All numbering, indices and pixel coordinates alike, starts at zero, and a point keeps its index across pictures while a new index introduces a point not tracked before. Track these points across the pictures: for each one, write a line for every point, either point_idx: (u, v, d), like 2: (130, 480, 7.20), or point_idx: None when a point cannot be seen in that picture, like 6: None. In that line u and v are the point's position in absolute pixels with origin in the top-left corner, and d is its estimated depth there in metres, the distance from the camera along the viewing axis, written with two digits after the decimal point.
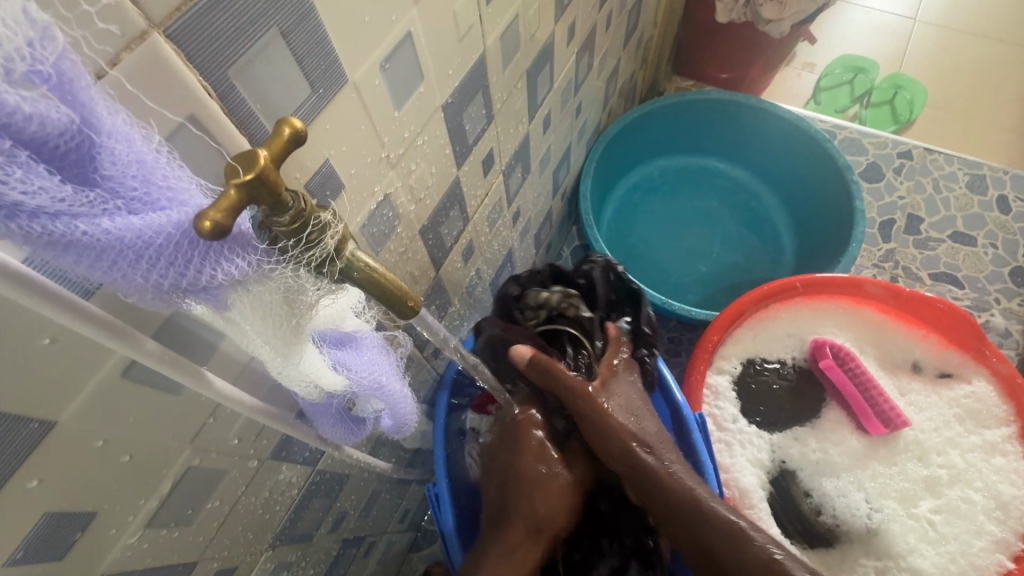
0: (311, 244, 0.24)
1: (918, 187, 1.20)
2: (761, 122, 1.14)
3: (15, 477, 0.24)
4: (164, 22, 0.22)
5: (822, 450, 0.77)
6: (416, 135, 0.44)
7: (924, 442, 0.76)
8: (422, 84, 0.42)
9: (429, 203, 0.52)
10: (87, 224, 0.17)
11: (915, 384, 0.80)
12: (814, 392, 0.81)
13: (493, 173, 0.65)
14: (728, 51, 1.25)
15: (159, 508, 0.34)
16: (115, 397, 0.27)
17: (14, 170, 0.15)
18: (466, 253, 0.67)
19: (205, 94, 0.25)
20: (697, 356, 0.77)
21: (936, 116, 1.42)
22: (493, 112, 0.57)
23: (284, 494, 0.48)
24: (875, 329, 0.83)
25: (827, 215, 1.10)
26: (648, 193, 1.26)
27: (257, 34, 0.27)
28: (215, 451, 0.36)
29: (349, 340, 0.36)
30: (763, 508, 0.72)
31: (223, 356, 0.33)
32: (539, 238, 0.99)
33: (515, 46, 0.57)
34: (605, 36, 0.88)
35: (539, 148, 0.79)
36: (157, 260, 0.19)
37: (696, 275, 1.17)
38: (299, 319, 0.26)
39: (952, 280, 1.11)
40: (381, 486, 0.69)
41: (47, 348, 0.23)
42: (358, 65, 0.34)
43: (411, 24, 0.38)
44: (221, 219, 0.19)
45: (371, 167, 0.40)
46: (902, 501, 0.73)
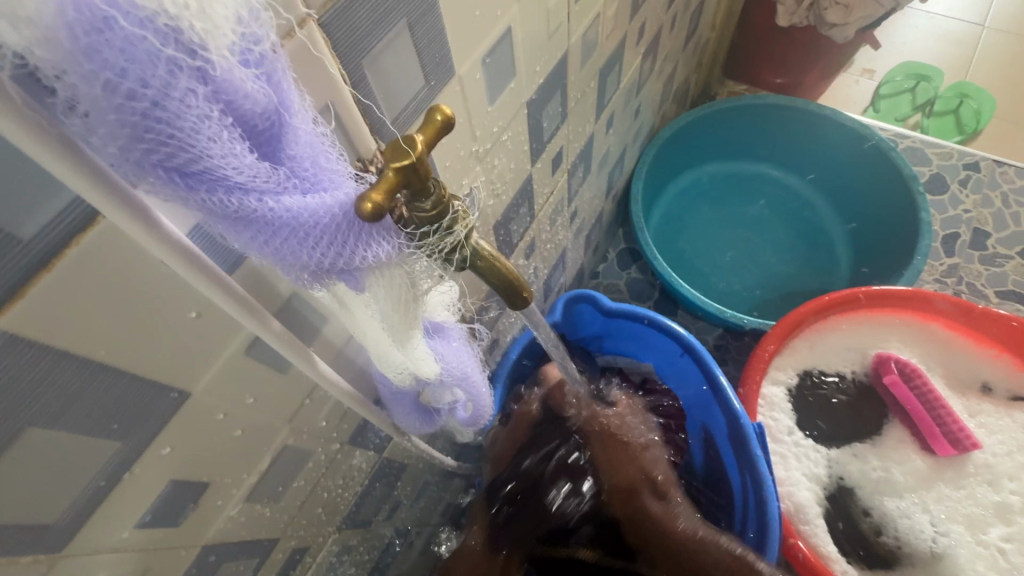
0: (446, 231, 0.24)
1: (985, 201, 1.15)
2: (821, 128, 1.11)
3: (152, 445, 0.25)
4: (320, 11, 0.23)
5: (884, 468, 0.74)
6: (502, 131, 0.45)
7: (995, 466, 0.73)
8: (514, 80, 0.42)
9: (504, 198, 0.52)
10: (271, 201, 0.18)
11: (984, 406, 0.77)
12: (875, 408, 0.78)
13: (559, 172, 0.65)
14: (786, 56, 1.22)
15: (257, 483, 0.35)
16: (238, 372, 0.28)
17: (228, 147, 0.16)
18: (528, 251, 0.67)
19: (342, 82, 0.26)
20: (753, 365, 0.75)
21: (1002, 128, 1.36)
22: (567, 110, 0.58)
23: (354, 478, 0.49)
24: (942, 346, 0.80)
25: (888, 226, 1.06)
26: (697, 198, 1.24)
27: (389, 27, 0.27)
28: (306, 432, 0.37)
29: (440, 328, 0.36)
30: (819, 525, 0.70)
31: (325, 339, 0.34)
32: (589, 239, 0.99)
33: (593, 46, 0.57)
34: (668, 38, 0.87)
35: (601, 148, 0.79)
36: (321, 239, 0.20)
37: (745, 283, 1.14)
38: (418, 305, 0.27)
39: (1020, 299, 1.06)
40: (432, 479, 0.70)
41: (193, 322, 0.24)
42: (464, 59, 0.35)
43: (511, 20, 0.38)
44: (381, 201, 0.20)
45: (463, 160, 0.41)
46: (969, 526, 0.70)
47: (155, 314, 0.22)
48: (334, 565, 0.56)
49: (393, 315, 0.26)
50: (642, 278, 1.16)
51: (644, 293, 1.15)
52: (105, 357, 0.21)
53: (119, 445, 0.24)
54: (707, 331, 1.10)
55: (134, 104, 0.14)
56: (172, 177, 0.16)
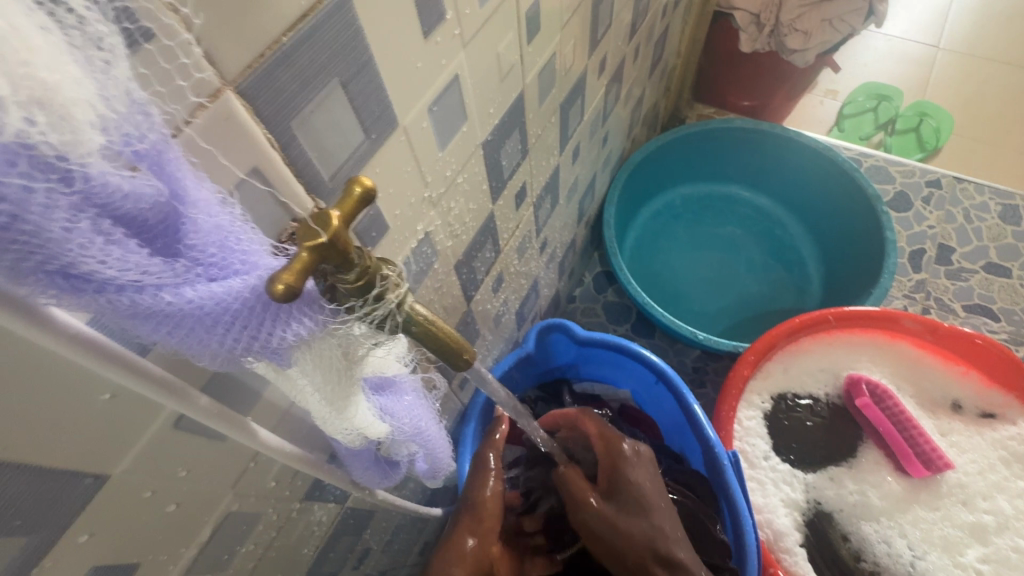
0: (376, 301, 0.24)
1: (948, 216, 1.18)
2: (787, 150, 1.13)
3: (65, 535, 0.24)
4: (237, 79, 0.22)
5: (860, 492, 0.74)
6: (456, 173, 0.44)
7: (969, 486, 0.73)
8: (464, 124, 0.42)
9: (465, 237, 0.52)
10: (170, 294, 0.18)
11: (956, 424, 0.77)
12: (848, 430, 0.78)
13: (524, 205, 0.65)
14: (751, 80, 1.26)
15: (198, 555, 0.33)
16: (164, 448, 0.27)
17: (110, 247, 0.16)
18: (496, 283, 0.67)
19: (268, 145, 0.25)
20: (728, 389, 0.75)
21: (960, 145, 1.41)
22: (528, 147, 0.58)
23: (313, 533, 0.47)
24: (912, 365, 0.81)
25: (854, 247, 1.08)
26: (670, 220, 1.25)
27: (319, 86, 0.27)
28: (252, 495, 0.36)
29: (389, 385, 0.35)
30: (798, 553, 0.70)
31: (266, 405, 0.33)
32: (562, 264, 0.99)
33: (552, 82, 0.57)
34: (633, 67, 0.89)
35: (568, 177, 0.79)
36: (231, 324, 0.19)
37: (720, 304, 1.15)
38: (354, 371, 0.26)
39: (987, 312, 1.08)
40: (403, 522, 0.68)
41: (104, 404, 0.23)
42: (408, 109, 0.34)
43: (458, 68, 0.38)
44: (293, 281, 0.19)
45: (414, 207, 0.40)
46: (947, 549, 0.70)
47: (55, 404, 0.21)
48: None
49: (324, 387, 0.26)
50: (618, 301, 1.17)
51: (620, 316, 1.16)
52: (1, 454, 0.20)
53: (27, 540, 0.22)
54: (684, 353, 1.11)
55: None
56: (52, 281, 0.15)
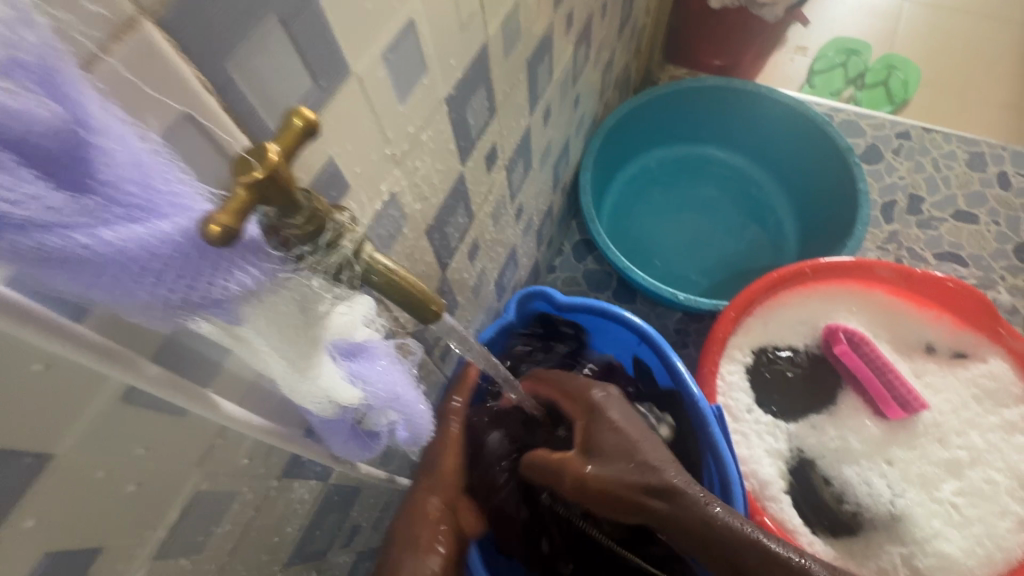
0: (327, 248, 0.24)
1: (918, 166, 1.19)
2: (760, 107, 1.13)
3: (9, 520, 0.22)
4: (155, 8, 0.20)
5: (841, 437, 0.75)
6: (420, 130, 0.42)
7: (943, 423, 0.75)
8: (425, 76, 0.40)
9: (435, 201, 0.50)
10: (85, 236, 0.17)
11: (930, 366, 0.79)
12: (828, 378, 0.80)
13: (496, 168, 0.62)
14: (722, 38, 1.24)
15: (168, 537, 0.32)
16: (115, 423, 0.25)
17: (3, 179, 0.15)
18: (471, 251, 0.65)
19: (201, 87, 0.23)
20: (710, 346, 0.76)
21: (928, 96, 1.42)
22: (495, 105, 0.56)
23: (296, 512, 0.46)
24: (887, 312, 0.82)
25: (827, 201, 1.09)
26: (647, 184, 1.24)
27: (256, 23, 0.24)
28: (225, 473, 0.34)
29: (360, 349, 0.33)
30: (784, 501, 0.71)
31: (230, 376, 0.31)
32: (540, 233, 0.98)
33: (517, 35, 0.55)
34: (601, 24, 0.86)
35: (540, 141, 0.77)
36: (163, 272, 0.19)
37: (700, 266, 1.15)
38: (314, 329, 0.25)
39: (957, 259, 1.10)
40: (393, 497, 0.67)
41: (38, 375, 0.21)
42: (361, 56, 0.32)
43: (412, 12, 0.36)
44: (230, 222, 0.18)
45: (376, 165, 0.38)
46: (924, 486, 0.72)
47: None
48: None
49: (285, 342, 0.24)
50: (599, 269, 1.16)
51: (601, 283, 1.15)
52: None
53: None
54: (667, 317, 1.11)
55: None
56: None
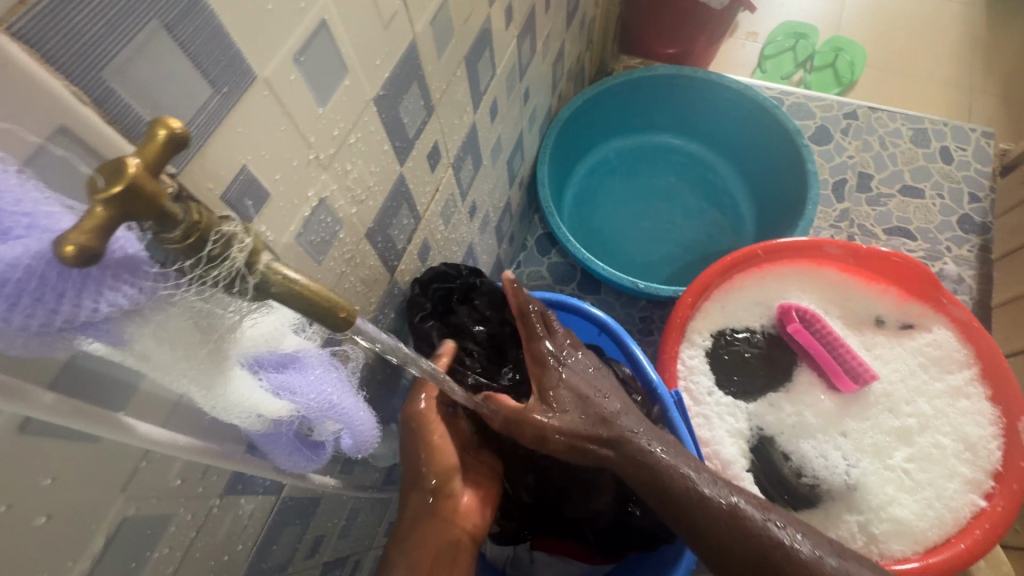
0: (213, 260, 0.23)
1: (866, 145, 1.23)
2: (712, 93, 1.14)
3: None
4: (6, 18, 0.20)
5: (798, 413, 0.77)
6: (348, 132, 0.42)
7: (892, 393, 0.77)
8: (346, 77, 0.39)
9: (373, 204, 0.49)
10: None
11: (879, 338, 0.82)
12: (784, 356, 0.82)
13: (440, 167, 0.62)
14: (673, 26, 1.25)
15: (94, 565, 0.31)
16: (11, 454, 0.24)
17: None
18: (422, 252, 0.65)
19: (75, 100, 0.23)
20: (670, 332, 0.77)
21: (874, 77, 1.47)
22: (433, 103, 0.55)
23: (246, 528, 0.45)
24: (838, 289, 0.85)
25: (779, 182, 1.12)
26: (607, 175, 1.25)
27: (131, 28, 0.24)
28: (156, 496, 0.33)
29: (291, 361, 0.33)
30: (746, 479, 0.73)
31: (146, 397, 0.30)
32: (499, 229, 0.97)
33: (450, 31, 0.54)
34: (546, 17, 0.86)
35: (489, 137, 0.77)
36: (17, 298, 0.18)
37: (661, 253, 1.17)
38: (215, 343, 0.26)
39: (905, 233, 1.14)
40: (359, 504, 0.67)
41: None
42: (266, 59, 0.31)
43: (324, 11, 0.34)
44: (86, 242, 0.17)
45: (300, 170, 0.37)
46: (877, 454, 0.75)
47: None
48: None
49: (174, 354, 0.24)
50: (563, 262, 1.17)
51: (566, 276, 1.16)
52: None
53: None
54: (632, 305, 1.12)
55: None
56: None
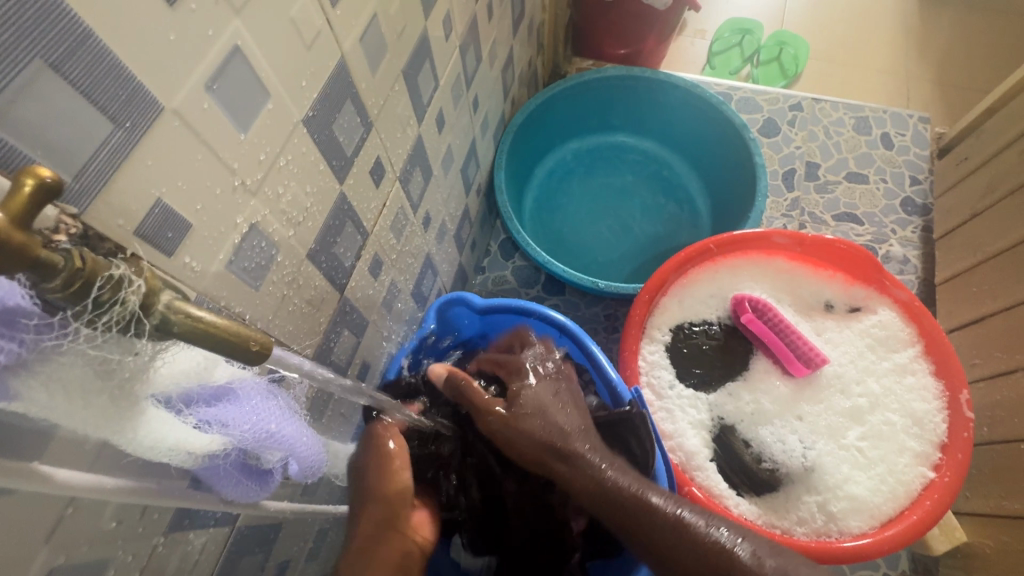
0: (102, 304, 0.25)
1: (811, 135, 1.27)
2: (661, 92, 1.16)
3: None
4: None
5: (755, 400, 0.79)
6: (276, 156, 0.41)
7: (843, 374, 0.80)
8: (269, 101, 0.39)
9: (313, 224, 0.49)
10: None
11: (828, 323, 0.85)
12: (741, 346, 0.84)
13: (386, 181, 0.62)
14: (621, 28, 1.27)
15: None
16: None
17: None
18: (374, 267, 0.64)
19: None
20: (629, 330, 0.79)
21: (818, 69, 1.52)
22: (370, 119, 0.55)
23: (198, 563, 0.44)
24: (788, 277, 0.88)
25: (730, 176, 1.15)
26: (565, 177, 1.27)
27: (11, 70, 0.24)
28: (85, 541, 0.32)
29: (222, 392, 0.34)
30: (709, 469, 0.75)
31: (63, 446, 0.30)
32: (459, 237, 0.97)
33: (383, 47, 0.54)
34: (490, 25, 0.86)
35: (438, 148, 0.77)
36: None
37: (623, 251, 1.19)
38: (121, 386, 0.28)
39: (853, 219, 1.18)
40: (325, 526, 0.66)
41: None
42: (173, 90, 0.31)
43: (237, 37, 0.34)
44: None
45: (224, 198, 0.37)
46: (832, 435, 0.77)
47: None
48: None
49: (71, 403, 0.26)
50: (527, 265, 1.17)
51: (530, 279, 1.16)
52: None
53: None
54: (596, 304, 1.14)
55: None
56: None
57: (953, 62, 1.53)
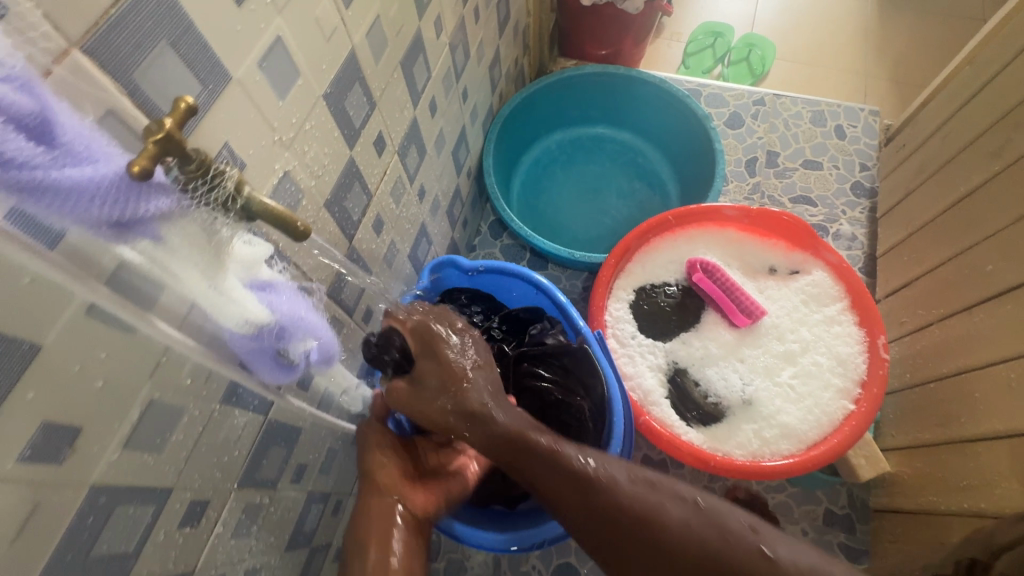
0: (212, 184, 0.36)
1: (772, 127, 1.40)
2: (633, 87, 1.30)
3: (16, 389, 0.33)
4: (81, 41, 0.32)
5: (704, 347, 0.92)
6: (303, 121, 0.54)
7: (779, 325, 0.93)
8: (299, 78, 0.52)
9: (329, 179, 0.62)
10: (55, 172, 0.28)
11: (770, 283, 0.98)
12: (694, 303, 0.97)
13: (386, 153, 0.75)
14: (599, 31, 1.41)
15: (132, 432, 0.42)
16: (83, 329, 0.36)
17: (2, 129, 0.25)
18: (376, 226, 0.77)
19: (118, 93, 0.35)
20: (597, 288, 0.91)
21: (783, 68, 1.66)
22: (374, 99, 0.68)
23: (241, 438, 0.57)
24: (737, 245, 1.00)
25: (695, 162, 1.28)
26: (549, 165, 1.40)
27: (148, 44, 0.36)
28: (172, 387, 0.45)
29: (268, 285, 0.45)
30: (663, 403, 0.87)
31: (164, 308, 0.42)
32: (451, 213, 1.11)
33: (384, 41, 0.67)
34: (477, 26, 1.00)
35: (431, 130, 0.90)
36: (103, 198, 0.30)
37: (600, 230, 1.32)
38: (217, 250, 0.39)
39: (808, 201, 1.31)
40: (335, 444, 0.79)
41: (28, 287, 0.32)
42: (237, 65, 0.44)
43: (278, 30, 0.47)
44: (146, 165, 0.30)
45: (267, 148, 0.50)
46: (768, 374, 0.90)
47: None
48: (246, 530, 0.62)
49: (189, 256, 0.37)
50: (514, 243, 1.30)
51: (517, 255, 1.29)
52: None
53: None
54: (575, 277, 1.27)
55: None
56: None
57: (908, 62, 1.67)
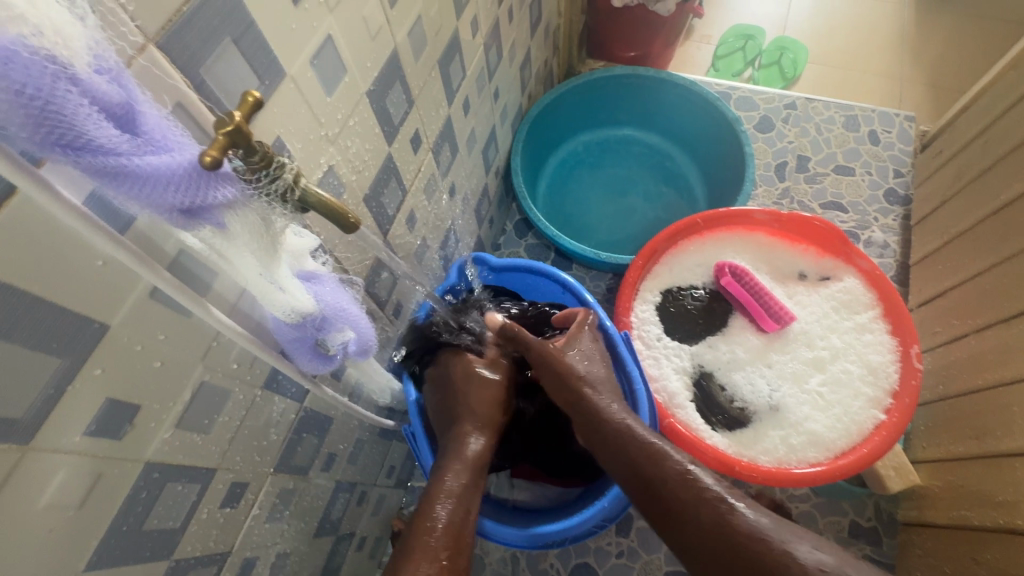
0: (275, 177, 0.36)
1: (803, 131, 1.38)
2: (663, 90, 1.29)
3: (85, 365, 0.35)
4: (156, 37, 0.33)
5: (731, 350, 0.92)
6: (348, 117, 0.56)
7: (808, 331, 0.92)
8: (346, 75, 0.53)
9: (368, 175, 0.63)
10: (135, 158, 0.29)
11: (800, 288, 0.97)
12: (721, 306, 0.96)
13: (422, 150, 0.76)
14: (630, 32, 1.41)
15: (183, 412, 0.44)
16: (145, 312, 0.38)
17: (94, 116, 0.27)
18: (409, 222, 0.79)
19: (187, 88, 0.37)
20: (624, 289, 0.91)
21: (815, 72, 1.63)
22: (412, 97, 0.69)
23: (279, 424, 0.58)
24: (767, 250, 0.99)
25: (723, 166, 1.27)
26: (575, 166, 1.40)
27: (215, 41, 0.38)
28: (220, 371, 0.47)
29: (313, 276, 0.47)
30: (689, 406, 0.87)
31: (217, 294, 0.44)
32: (478, 212, 1.12)
33: (424, 40, 0.68)
34: (510, 27, 1.01)
35: (463, 129, 0.91)
36: (174, 185, 0.31)
37: (625, 232, 1.32)
38: (275, 240, 0.39)
39: (839, 207, 1.29)
40: (362, 434, 0.80)
41: (101, 269, 0.34)
42: (291, 62, 0.46)
43: (329, 29, 0.49)
44: (216, 154, 0.31)
45: (314, 142, 0.52)
46: (796, 381, 0.89)
47: (69, 262, 0.32)
48: (279, 513, 0.64)
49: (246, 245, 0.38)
50: (538, 243, 1.31)
51: (541, 255, 1.30)
52: (41, 291, 0.31)
53: (59, 362, 0.33)
54: (599, 278, 1.27)
55: (35, 100, 0.25)
56: (66, 151, 0.27)
57: (946, 67, 1.63)
